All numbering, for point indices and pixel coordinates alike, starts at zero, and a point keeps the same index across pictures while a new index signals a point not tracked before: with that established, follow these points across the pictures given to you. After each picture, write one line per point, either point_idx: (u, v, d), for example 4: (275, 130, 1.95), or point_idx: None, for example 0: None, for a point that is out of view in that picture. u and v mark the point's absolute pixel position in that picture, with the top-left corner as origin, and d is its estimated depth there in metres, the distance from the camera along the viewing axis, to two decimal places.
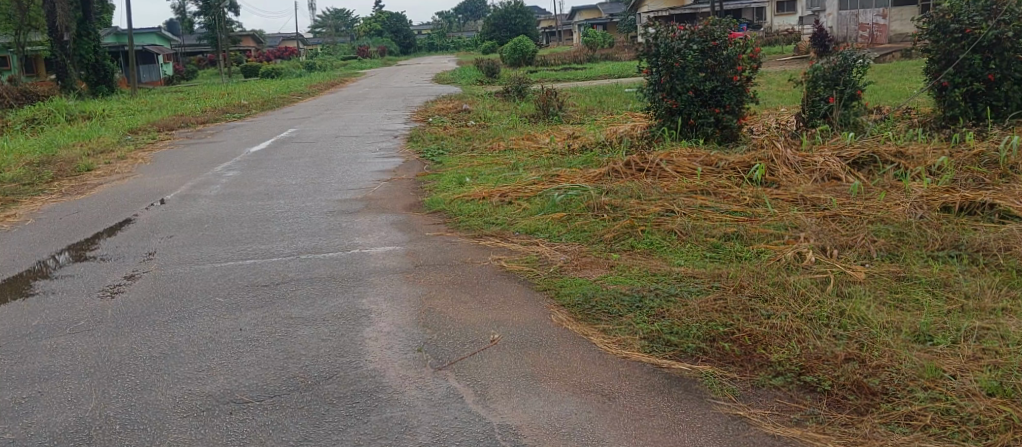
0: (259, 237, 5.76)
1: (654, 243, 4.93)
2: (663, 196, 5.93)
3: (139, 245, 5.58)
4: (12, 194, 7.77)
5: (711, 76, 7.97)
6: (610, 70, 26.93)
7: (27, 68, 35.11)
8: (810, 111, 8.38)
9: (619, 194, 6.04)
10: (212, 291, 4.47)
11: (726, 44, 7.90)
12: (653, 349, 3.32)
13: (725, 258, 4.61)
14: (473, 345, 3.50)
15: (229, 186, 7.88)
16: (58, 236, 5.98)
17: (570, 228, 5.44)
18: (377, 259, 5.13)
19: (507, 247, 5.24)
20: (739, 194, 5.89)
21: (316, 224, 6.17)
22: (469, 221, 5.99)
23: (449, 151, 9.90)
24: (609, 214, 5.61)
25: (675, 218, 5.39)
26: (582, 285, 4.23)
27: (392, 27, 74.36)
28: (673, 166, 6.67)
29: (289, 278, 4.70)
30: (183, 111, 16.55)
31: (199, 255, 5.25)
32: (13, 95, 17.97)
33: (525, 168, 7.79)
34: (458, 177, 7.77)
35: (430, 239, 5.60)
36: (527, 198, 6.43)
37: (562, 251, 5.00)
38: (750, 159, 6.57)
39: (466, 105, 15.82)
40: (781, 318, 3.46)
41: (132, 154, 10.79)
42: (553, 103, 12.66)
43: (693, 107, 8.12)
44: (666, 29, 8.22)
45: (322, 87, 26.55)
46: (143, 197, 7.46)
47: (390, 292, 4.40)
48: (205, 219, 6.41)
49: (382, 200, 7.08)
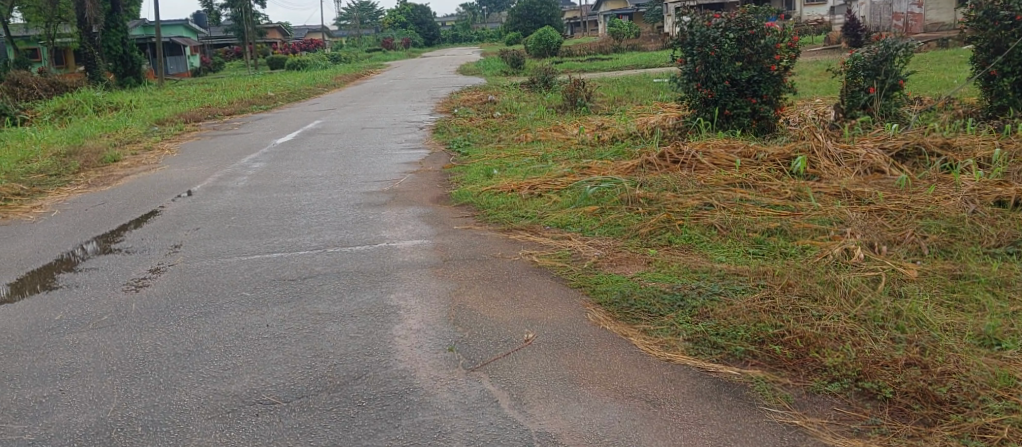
0: (285, 229, 5.67)
1: (693, 238, 4.75)
2: (700, 189, 5.74)
3: (165, 237, 5.51)
4: (39, 185, 7.76)
5: (748, 65, 7.73)
6: (636, 61, 26.55)
7: (57, 60, 35.62)
8: (849, 101, 8.08)
9: (653, 186, 5.86)
10: (238, 285, 4.38)
11: (763, 33, 7.64)
12: (699, 352, 3.18)
13: (768, 254, 4.42)
14: (507, 344, 3.36)
15: (256, 178, 7.81)
16: (83, 227, 5.94)
17: (603, 222, 5.28)
18: (405, 253, 5.00)
19: (538, 241, 5.07)
20: (780, 188, 5.67)
21: (342, 217, 6.06)
22: (498, 214, 5.83)
23: (475, 143, 9.75)
24: (644, 207, 5.43)
25: (714, 212, 5.19)
26: (619, 282, 4.07)
27: (416, 18, 74.25)
28: (709, 158, 6.46)
29: (316, 272, 4.59)
30: (210, 103, 16.59)
31: (225, 248, 5.16)
32: (42, 87, 18.15)
33: (554, 160, 7.61)
34: (486, 168, 7.62)
35: (459, 232, 5.45)
36: (557, 190, 6.25)
37: (596, 246, 4.83)
38: (790, 152, 6.34)
39: (492, 96, 15.65)
40: (833, 320, 3.27)
41: (158, 145, 10.78)
42: (581, 93, 12.44)
43: (728, 97, 7.88)
44: (701, 17, 7.98)
45: (347, 78, 26.51)
46: (169, 189, 7.41)
47: (419, 287, 4.26)
48: (232, 210, 6.34)
49: (409, 192, 6.95)
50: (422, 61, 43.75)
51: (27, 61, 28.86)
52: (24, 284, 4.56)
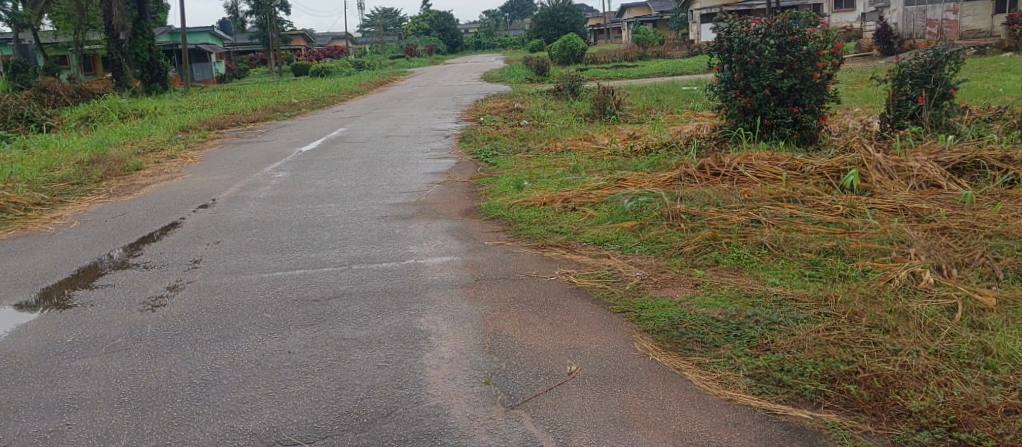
0: (309, 244, 5.44)
1: (742, 258, 4.43)
2: (744, 204, 5.42)
3: (184, 251, 5.31)
4: (60, 195, 7.63)
5: (790, 73, 7.39)
6: (662, 68, 26.15)
7: (85, 67, 36.01)
8: (896, 111, 7.69)
9: (694, 201, 5.55)
10: (259, 305, 4.14)
11: (806, 39, 7.30)
12: (764, 390, 2.87)
13: (827, 277, 4.09)
14: (549, 377, 3.08)
15: (279, 188, 7.61)
16: (102, 240, 5.76)
17: (644, 238, 4.97)
18: (434, 271, 4.73)
19: (575, 259, 4.78)
20: (831, 203, 5.34)
21: (368, 230, 5.82)
22: (531, 229, 5.55)
23: (503, 152, 9.49)
24: (686, 222, 5.12)
25: (763, 229, 4.87)
26: (665, 307, 3.76)
27: (439, 25, 74.40)
28: (752, 171, 6.13)
29: (341, 291, 4.34)
30: (234, 110, 16.50)
31: (246, 264, 4.94)
32: (69, 93, 18.21)
33: (586, 171, 7.32)
34: (515, 179, 7.34)
35: (490, 248, 5.18)
36: (592, 203, 5.95)
37: (637, 265, 4.53)
38: (839, 164, 5.98)
39: (517, 103, 15.41)
40: (913, 356, 2.95)
41: (182, 153, 10.66)
42: (610, 101, 12.14)
43: (769, 106, 7.54)
44: (739, 23, 7.65)
45: (370, 85, 26.40)
46: (191, 199, 7.24)
47: (450, 311, 3.98)
48: (254, 223, 6.13)
49: (437, 204, 6.71)
50: (444, 67, 43.66)
51: (56, 68, 29.20)
52: (38, 302, 4.37)
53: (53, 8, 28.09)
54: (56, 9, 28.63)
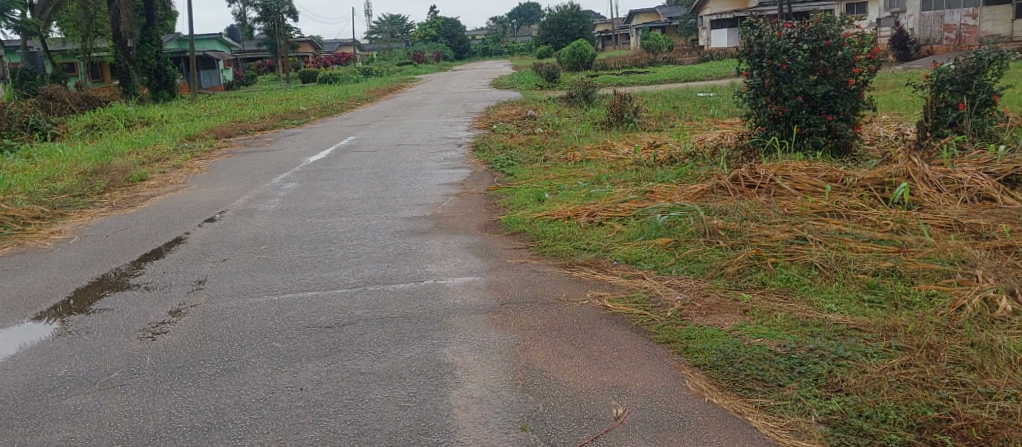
0: (320, 262, 5.11)
1: (791, 280, 4.08)
2: (786, 220, 5.07)
3: (188, 270, 4.99)
4: (60, 208, 7.34)
5: (823, 79, 7.06)
6: (674, 74, 25.83)
7: (93, 73, 35.91)
8: (935, 119, 7.31)
9: (730, 216, 5.20)
10: (267, 332, 3.81)
11: (840, 44, 7.00)
12: (842, 441, 2.54)
13: (888, 302, 3.73)
14: (593, 423, 2.74)
15: (288, 200, 7.30)
16: (101, 258, 5.44)
17: (680, 256, 4.62)
18: (455, 293, 4.40)
19: (607, 280, 4.43)
20: (879, 218, 4.97)
21: (383, 247, 5.49)
22: (556, 245, 5.21)
23: (519, 162, 9.17)
24: (725, 239, 4.77)
25: (810, 247, 4.51)
26: (715, 337, 3.41)
27: (447, 32, 74.36)
28: (790, 183, 5.78)
29: (356, 317, 4.01)
30: (241, 117, 16.24)
31: (254, 285, 4.62)
32: (76, 101, 18.00)
33: (609, 182, 6.98)
34: (535, 191, 7.01)
35: (514, 268, 4.84)
36: (619, 218, 5.61)
37: (677, 287, 4.18)
38: (883, 175, 5.62)
39: (530, 110, 15.11)
40: (1011, 401, 2.62)
41: (188, 162, 10.38)
42: (627, 108, 11.81)
43: (801, 113, 7.20)
44: (769, 26, 7.35)
45: (379, 92, 26.20)
46: (196, 212, 6.93)
47: (476, 340, 3.64)
48: (262, 238, 5.81)
49: (454, 218, 6.38)
50: (452, 74, 43.48)
51: (64, 75, 29.11)
52: (33, 327, 4.08)
53: (61, 16, 28.01)
54: (65, 17, 28.54)
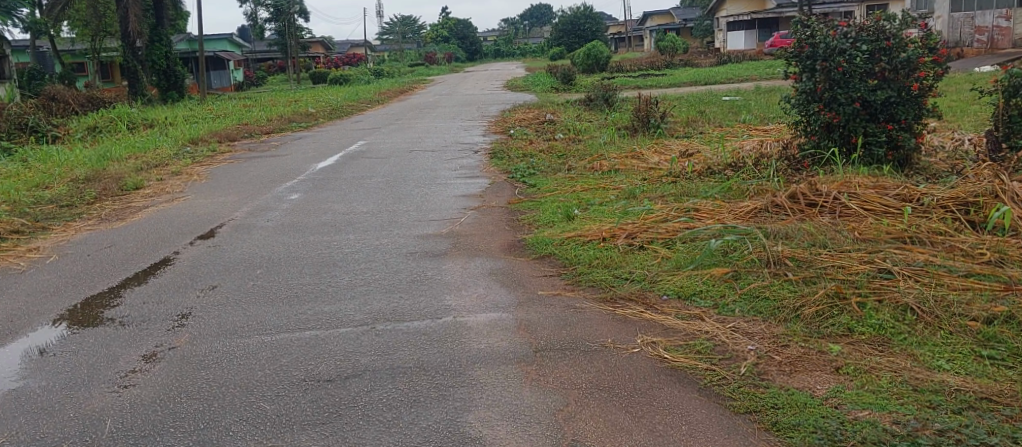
0: (323, 291, 4.46)
1: (885, 328, 3.40)
2: (861, 248, 4.39)
3: (171, 301, 4.35)
4: (43, 220, 6.73)
5: (883, 84, 6.34)
6: (693, 77, 25.01)
7: (103, 73, 35.51)
8: (1008, 128, 6.41)
9: (796, 243, 4.53)
10: (254, 387, 3.16)
11: (904, 44, 6.27)
12: None
13: (1016, 360, 3.03)
14: None
15: (290, 214, 6.66)
16: (76, 282, 4.82)
17: (743, 292, 3.95)
18: (479, 335, 3.72)
19: (660, 319, 3.76)
20: (972, 246, 4.26)
21: (394, 273, 4.83)
22: (593, 274, 4.53)
23: (541, 171, 8.51)
24: (794, 271, 4.09)
25: (899, 283, 3.82)
26: (810, 407, 2.75)
27: (459, 34, 73.46)
28: (857, 203, 5.09)
29: (361, 367, 3.35)
30: (249, 120, 15.67)
31: (245, 321, 3.97)
32: (80, 101, 17.46)
33: (644, 196, 6.31)
34: (563, 206, 6.33)
35: (545, 302, 4.17)
36: (663, 239, 4.94)
37: (745, 333, 3.50)
38: (966, 194, 4.90)
39: (549, 114, 14.45)
40: None
41: (187, 169, 9.77)
42: (654, 113, 11.11)
43: (857, 122, 6.52)
44: (823, 25, 6.67)
45: (391, 94, 25.66)
46: (190, 227, 6.30)
47: (508, 401, 2.97)
48: (258, 260, 5.17)
49: (473, 236, 5.72)
50: (464, 75, 43.04)
51: (73, 75, 28.70)
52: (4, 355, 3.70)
53: (70, 15, 27.58)
54: (75, 16, 28.16)
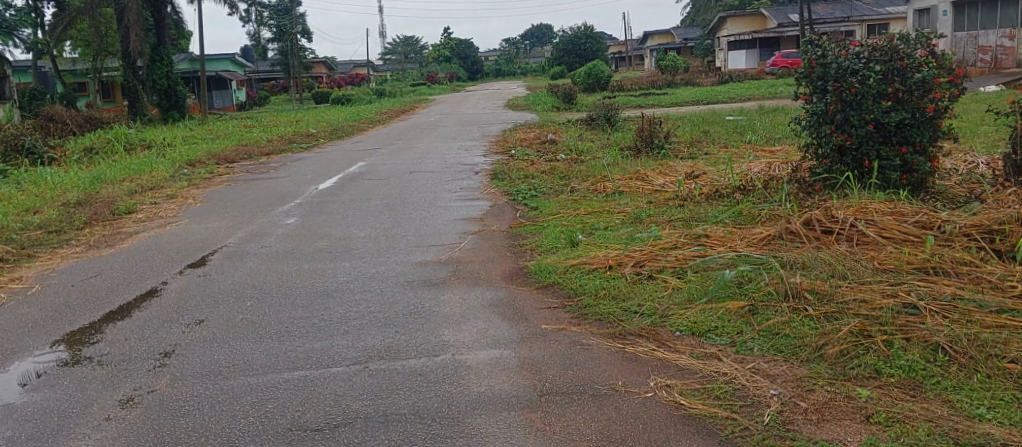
0: (315, 326, 4.23)
1: (917, 369, 3.17)
2: (883, 280, 4.16)
3: (155, 337, 4.12)
4: (30, 247, 6.52)
5: (897, 105, 6.14)
6: (695, 96, 24.91)
7: (104, 93, 35.50)
8: None
9: (814, 273, 4.31)
10: (235, 439, 2.93)
11: (919, 65, 6.08)
12: None
13: None
14: None
15: (285, 240, 6.44)
16: (57, 316, 4.60)
17: (761, 328, 3.72)
18: (480, 375, 3.48)
19: (673, 359, 3.53)
20: (1002, 279, 4.02)
21: (390, 304, 4.60)
22: (600, 306, 4.30)
23: (543, 193, 8.30)
24: (814, 306, 3.87)
25: (927, 319, 3.59)
26: None
27: (460, 53, 73.66)
28: (875, 230, 4.87)
29: (353, 415, 3.11)
30: (248, 140, 15.51)
31: (231, 360, 3.74)
32: (77, 122, 17.32)
33: (651, 221, 6.08)
34: (567, 231, 6.11)
35: (550, 337, 3.93)
36: (673, 268, 4.72)
37: (766, 376, 3.28)
38: (990, 222, 4.67)
39: (551, 134, 14.27)
40: None
41: (182, 191, 9.57)
42: (658, 133, 10.92)
43: (870, 145, 6.31)
44: (834, 46, 6.49)
45: (391, 114, 25.56)
46: (180, 254, 6.08)
47: None
48: (249, 291, 4.94)
49: (473, 264, 5.49)
50: (466, 94, 43.10)
51: (73, 95, 28.62)
52: None
53: (72, 35, 27.58)
54: (76, 36, 28.16)
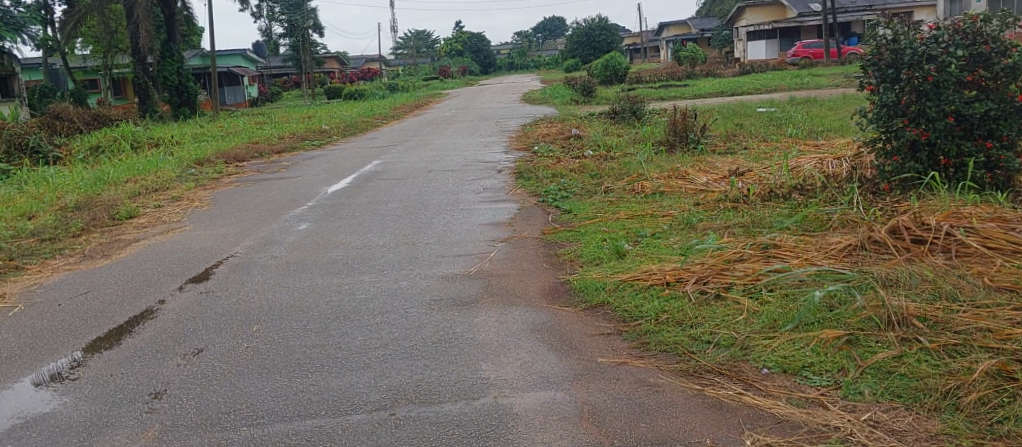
0: (332, 358, 3.62)
1: None
2: (1005, 301, 3.48)
3: (145, 372, 3.53)
4: (20, 258, 5.96)
5: (980, 94, 5.45)
6: (718, 87, 24.04)
7: (115, 90, 35.16)
8: None
9: (917, 294, 3.64)
10: None
11: (1007, 49, 5.39)
12: None
13: None
14: None
15: (297, 249, 5.85)
16: (37, 343, 4.02)
17: (868, 365, 3.08)
18: (531, 428, 2.85)
19: (769, 407, 2.89)
20: None
21: (416, 329, 3.97)
22: (663, 333, 3.66)
23: (574, 193, 7.66)
24: (928, 336, 3.22)
25: None
26: None
27: (472, 47, 71.90)
28: (978, 240, 4.19)
29: None
30: (258, 138, 14.94)
31: (231, 406, 3.13)
32: (85, 119, 16.85)
33: (703, 227, 5.42)
34: (609, 239, 5.46)
35: (609, 374, 3.30)
36: (742, 286, 4.06)
37: (891, 432, 2.64)
38: None
39: (574, 128, 13.60)
40: None
41: (188, 193, 9.01)
42: (692, 127, 10.22)
43: (949, 139, 5.61)
44: (907, 28, 5.79)
45: (405, 109, 24.92)
46: (183, 265, 5.51)
47: None
48: (255, 311, 4.34)
49: (508, 277, 4.86)
50: (479, 88, 42.37)
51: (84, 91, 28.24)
52: None
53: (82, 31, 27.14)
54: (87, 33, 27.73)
